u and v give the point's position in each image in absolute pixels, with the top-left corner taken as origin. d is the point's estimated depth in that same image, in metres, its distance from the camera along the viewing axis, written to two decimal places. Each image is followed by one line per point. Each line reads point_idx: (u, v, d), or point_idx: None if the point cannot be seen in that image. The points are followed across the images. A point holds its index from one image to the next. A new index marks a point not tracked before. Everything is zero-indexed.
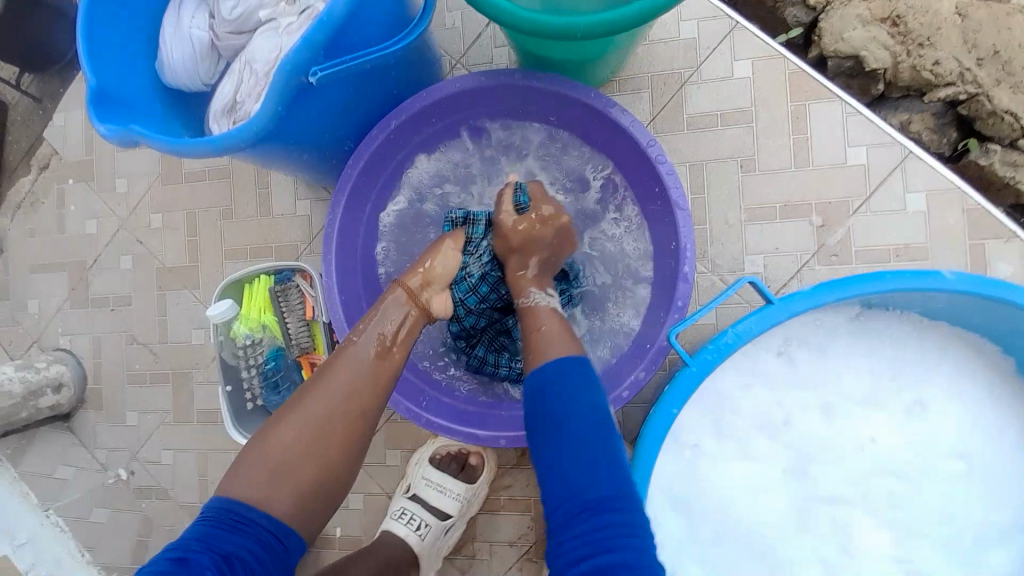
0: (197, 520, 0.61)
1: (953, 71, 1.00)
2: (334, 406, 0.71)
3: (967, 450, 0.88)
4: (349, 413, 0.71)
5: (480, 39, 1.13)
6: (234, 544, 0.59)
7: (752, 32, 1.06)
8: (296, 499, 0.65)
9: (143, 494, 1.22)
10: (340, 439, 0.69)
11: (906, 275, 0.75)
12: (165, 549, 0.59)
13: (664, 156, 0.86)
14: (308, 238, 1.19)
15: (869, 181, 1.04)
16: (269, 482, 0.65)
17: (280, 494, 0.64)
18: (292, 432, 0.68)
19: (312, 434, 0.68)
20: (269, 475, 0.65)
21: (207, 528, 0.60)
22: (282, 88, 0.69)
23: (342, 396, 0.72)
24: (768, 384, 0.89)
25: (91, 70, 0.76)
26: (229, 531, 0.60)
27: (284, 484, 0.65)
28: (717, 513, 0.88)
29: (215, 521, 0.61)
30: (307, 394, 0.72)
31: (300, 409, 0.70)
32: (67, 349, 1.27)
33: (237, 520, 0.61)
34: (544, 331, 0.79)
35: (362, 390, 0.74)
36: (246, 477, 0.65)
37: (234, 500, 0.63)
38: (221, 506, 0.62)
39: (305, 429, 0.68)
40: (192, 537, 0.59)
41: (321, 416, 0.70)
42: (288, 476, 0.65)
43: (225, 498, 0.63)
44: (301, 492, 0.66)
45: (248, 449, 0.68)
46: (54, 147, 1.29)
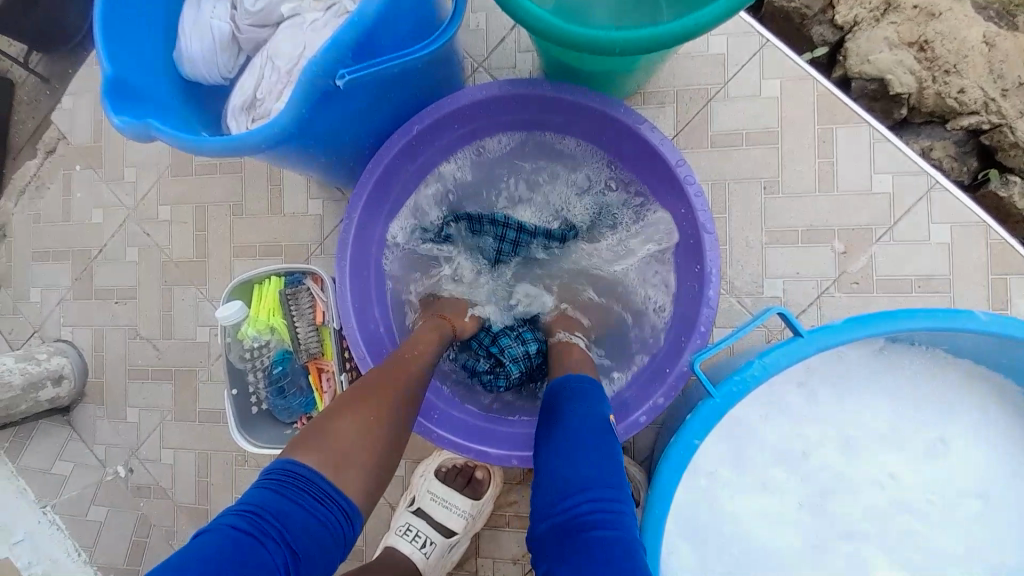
0: (270, 483, 0.61)
1: (977, 100, 1.00)
2: (397, 399, 0.73)
3: (982, 489, 0.87)
4: (408, 409, 0.74)
5: (504, 43, 1.11)
6: (303, 522, 0.59)
7: (782, 50, 1.05)
8: (364, 484, 0.65)
9: (142, 492, 1.20)
10: (397, 423, 0.71)
11: (937, 314, 0.73)
12: (239, 505, 0.59)
13: (693, 176, 0.85)
14: (320, 239, 1.16)
15: (895, 210, 1.02)
16: (341, 463, 0.64)
17: (351, 475, 0.64)
18: (362, 418, 0.68)
19: (381, 424, 0.69)
20: (342, 456, 0.65)
21: (279, 497, 0.59)
22: (308, 89, 0.66)
23: (404, 391, 0.75)
24: (788, 415, 0.88)
25: (108, 59, 0.74)
26: (301, 506, 0.60)
27: (353, 467, 0.65)
28: (729, 542, 0.87)
29: (286, 491, 0.60)
30: (369, 385, 0.73)
31: (368, 397, 0.71)
32: (68, 340, 1.25)
33: (309, 494, 0.61)
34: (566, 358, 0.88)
35: (417, 387, 0.77)
36: (313, 445, 0.64)
37: (309, 469, 0.62)
38: (293, 474, 0.61)
39: (374, 416, 0.69)
40: (265, 502, 0.59)
41: (387, 407, 0.71)
42: (357, 459, 0.65)
43: (300, 466, 0.62)
44: (367, 477, 0.66)
45: (310, 430, 0.67)
46: (61, 134, 1.26)
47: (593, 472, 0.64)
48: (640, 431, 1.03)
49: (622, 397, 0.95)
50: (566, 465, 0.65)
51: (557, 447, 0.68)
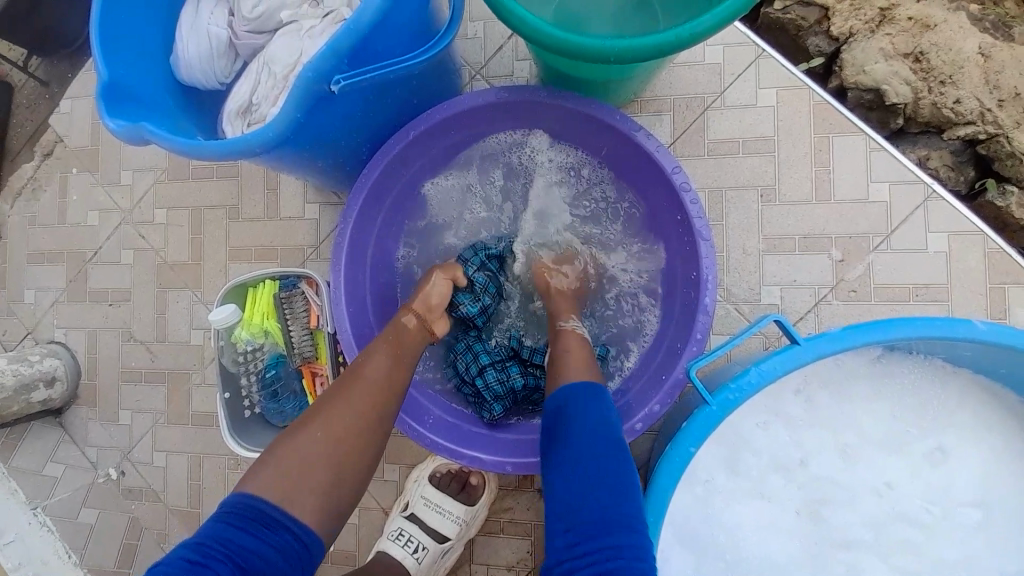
0: (217, 514, 0.61)
1: (973, 111, 1.00)
2: (358, 412, 0.70)
3: (984, 502, 0.86)
4: (372, 421, 0.70)
5: (502, 51, 1.12)
6: (253, 548, 0.59)
7: (778, 60, 1.05)
8: (320, 506, 0.63)
9: (133, 495, 1.18)
10: (362, 444, 0.68)
11: (935, 323, 0.72)
12: (189, 540, 0.59)
13: (689, 184, 0.84)
14: (315, 243, 1.16)
15: (891, 218, 1.02)
16: (296, 490, 0.63)
17: (305, 501, 0.63)
18: (316, 435, 0.66)
19: (336, 438, 0.67)
20: (293, 479, 0.63)
21: (227, 528, 0.59)
22: (302, 94, 0.67)
23: (365, 403, 0.71)
24: (784, 424, 0.87)
25: (104, 63, 0.74)
26: (249, 533, 0.59)
27: (307, 495, 0.63)
28: (725, 554, 0.85)
29: (236, 523, 0.60)
30: (326, 402, 0.70)
31: (324, 413, 0.68)
32: (61, 342, 1.24)
33: (260, 523, 0.60)
34: (569, 353, 0.82)
35: (382, 396, 0.73)
36: (271, 472, 0.63)
37: (256, 498, 0.61)
38: (242, 505, 0.61)
39: (330, 435, 0.67)
40: (214, 534, 0.59)
41: (347, 423, 0.68)
42: (310, 483, 0.63)
43: (247, 496, 0.61)
44: (322, 501, 0.64)
45: (266, 454, 0.66)
46: (60, 137, 1.26)
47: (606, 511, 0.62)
48: (636, 439, 1.02)
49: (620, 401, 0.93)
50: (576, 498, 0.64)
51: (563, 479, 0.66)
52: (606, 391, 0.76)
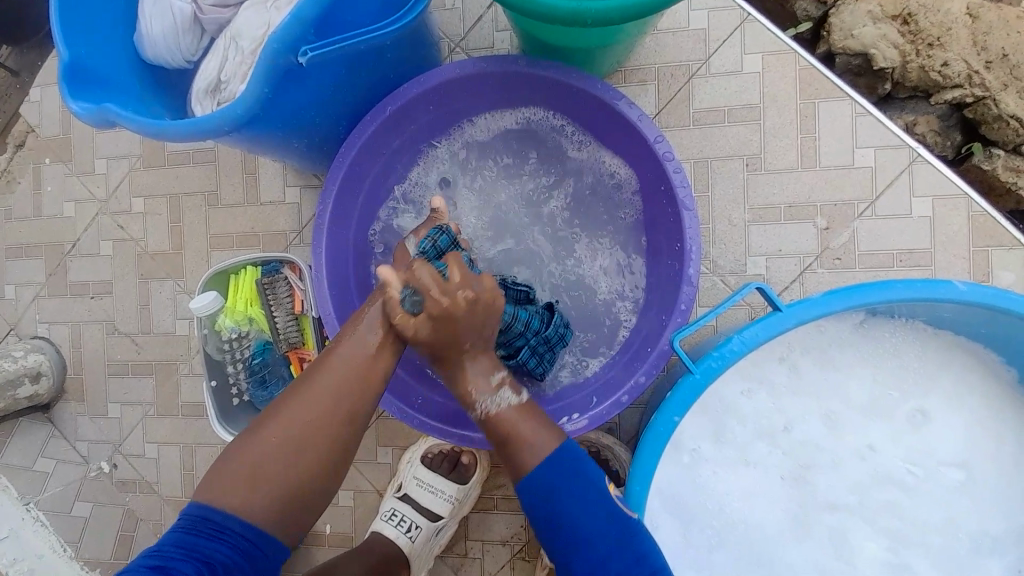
0: (172, 527, 0.63)
1: (961, 73, 0.98)
2: (323, 406, 0.70)
3: (964, 462, 0.87)
4: (337, 416, 0.70)
5: (481, 22, 1.08)
6: (211, 549, 0.61)
7: (763, 23, 1.03)
8: (274, 505, 0.66)
9: (127, 487, 1.18)
10: (321, 444, 0.69)
11: (918, 285, 0.72)
12: (145, 553, 0.61)
13: (672, 153, 0.83)
14: (297, 227, 1.14)
15: (876, 183, 1.02)
16: (251, 490, 0.65)
17: (260, 500, 0.65)
18: (274, 434, 0.68)
19: (293, 437, 0.68)
20: (250, 478, 0.65)
21: (179, 537, 0.62)
22: (269, 68, 0.64)
23: (330, 396, 0.71)
24: (770, 390, 0.88)
25: (64, 43, 0.71)
26: (202, 537, 0.62)
27: (262, 493, 0.65)
28: (713, 520, 0.87)
29: (188, 532, 0.62)
30: (289, 398, 0.71)
31: (283, 411, 0.70)
32: (46, 337, 1.22)
33: (210, 530, 0.63)
34: (518, 442, 0.74)
35: (350, 389, 0.72)
36: (230, 472, 0.66)
37: (207, 510, 0.64)
38: (193, 517, 0.63)
39: (288, 434, 0.68)
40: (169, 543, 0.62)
41: (306, 420, 0.69)
42: (265, 484, 0.65)
43: (198, 507, 0.64)
44: (277, 499, 0.66)
45: (231, 449, 0.69)
46: (30, 127, 1.22)
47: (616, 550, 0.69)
48: (626, 412, 1.03)
49: (606, 373, 0.93)
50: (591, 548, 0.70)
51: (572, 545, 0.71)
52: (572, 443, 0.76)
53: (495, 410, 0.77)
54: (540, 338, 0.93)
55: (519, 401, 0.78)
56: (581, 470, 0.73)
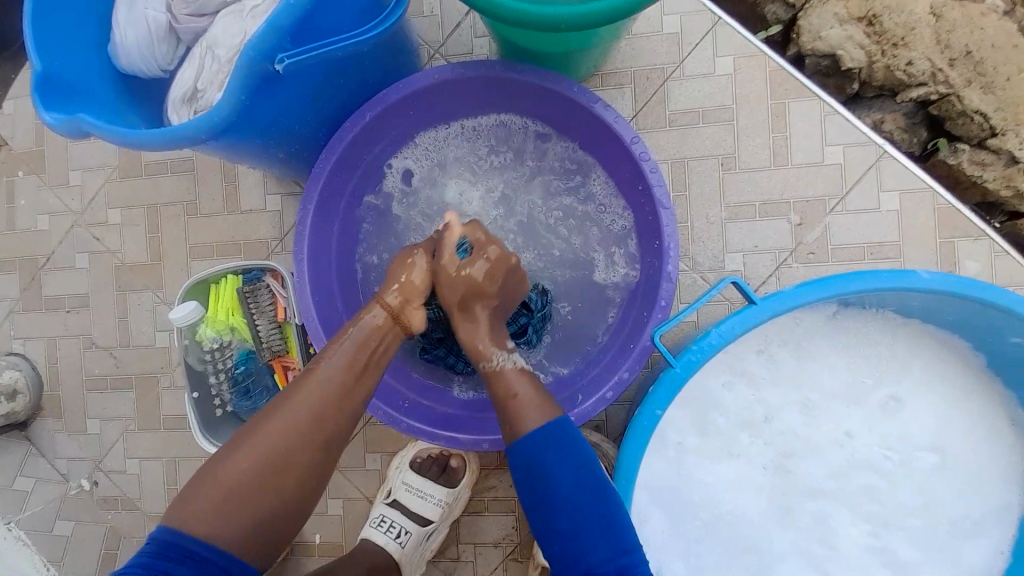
0: (140, 551, 0.62)
1: (924, 72, 1.02)
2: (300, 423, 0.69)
3: (938, 445, 0.90)
4: (313, 438, 0.69)
5: (459, 28, 1.09)
6: (180, 573, 0.61)
7: (734, 27, 1.06)
8: (247, 529, 0.64)
9: (108, 505, 1.16)
10: (297, 466, 0.67)
11: (886, 276, 0.75)
12: (116, 574, 0.60)
13: (649, 153, 0.85)
14: (279, 235, 1.13)
15: (846, 179, 1.05)
16: (223, 515, 0.64)
17: (232, 526, 0.64)
18: (248, 456, 0.66)
19: (268, 460, 0.66)
20: (222, 503, 0.64)
21: (146, 561, 0.61)
22: (246, 76, 0.64)
23: (311, 413, 0.69)
24: (750, 383, 0.90)
25: (37, 54, 0.70)
26: (171, 561, 0.61)
27: (235, 519, 0.64)
28: (699, 512, 0.88)
29: (157, 556, 0.61)
30: (264, 419, 0.69)
31: (256, 433, 0.68)
32: (21, 354, 1.19)
33: (179, 553, 0.62)
34: (520, 402, 0.75)
35: (332, 406, 0.71)
36: (201, 497, 0.64)
37: (178, 534, 0.62)
38: (162, 541, 0.62)
39: (262, 456, 0.66)
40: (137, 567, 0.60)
41: (281, 442, 0.67)
42: (238, 509, 0.64)
43: (169, 530, 0.63)
44: (250, 524, 0.65)
45: (204, 471, 0.67)
46: (1, 140, 1.20)
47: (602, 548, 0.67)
48: (612, 409, 1.04)
49: (591, 370, 0.94)
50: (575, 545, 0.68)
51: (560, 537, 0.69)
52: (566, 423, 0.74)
53: (503, 367, 0.79)
54: (538, 318, 0.99)
55: (524, 366, 0.81)
56: (576, 445, 0.72)
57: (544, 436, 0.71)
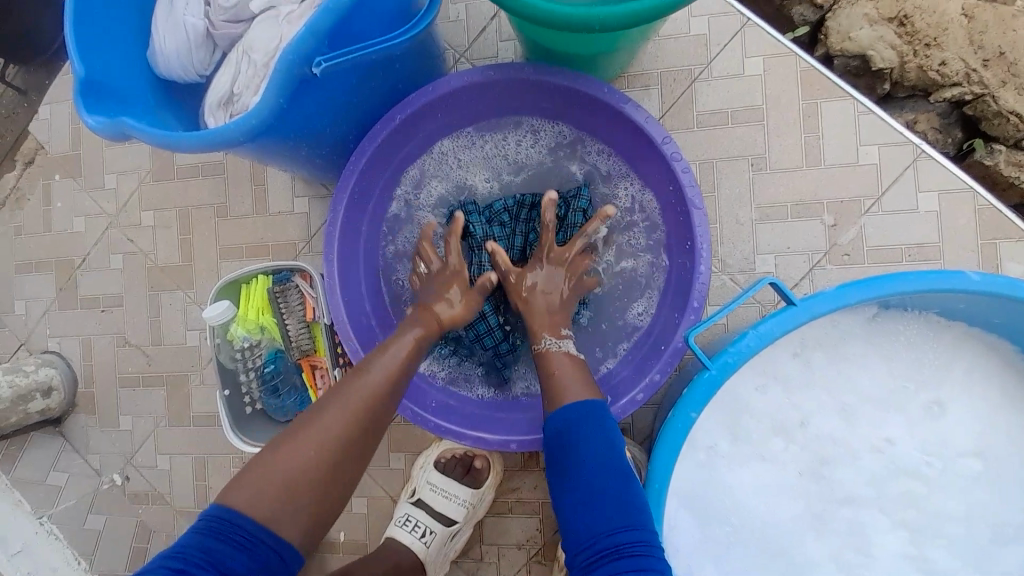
0: (197, 528, 0.61)
1: (958, 72, 1.00)
2: (346, 426, 0.68)
3: (982, 453, 0.87)
4: (368, 432, 0.70)
5: (485, 32, 1.10)
6: (236, 560, 0.59)
7: (763, 28, 1.04)
8: (303, 521, 0.64)
9: (139, 499, 1.18)
10: (352, 458, 0.68)
11: (930, 278, 0.73)
12: (169, 552, 0.58)
13: (680, 153, 0.84)
14: (307, 237, 1.15)
15: (882, 179, 1.02)
16: (282, 508, 0.63)
17: (289, 519, 0.63)
18: (307, 448, 0.66)
19: (326, 453, 0.66)
20: (281, 493, 0.63)
21: (207, 540, 0.59)
22: (286, 79, 0.66)
23: (356, 417, 0.69)
24: (784, 387, 0.88)
25: (78, 59, 0.72)
26: (230, 544, 0.60)
27: (292, 511, 0.63)
28: (731, 518, 0.86)
29: (216, 534, 0.60)
30: (320, 409, 0.70)
31: (314, 424, 0.68)
32: (57, 351, 1.23)
33: (236, 535, 0.60)
34: (560, 377, 0.80)
35: (383, 404, 0.73)
36: (256, 486, 0.63)
37: (236, 514, 0.61)
38: (220, 518, 0.61)
39: (320, 448, 0.66)
40: (195, 546, 0.59)
41: (339, 434, 0.68)
42: (297, 499, 0.64)
43: (227, 509, 0.62)
44: (307, 516, 0.64)
45: (256, 459, 0.66)
46: (41, 144, 1.24)
47: (612, 525, 0.64)
48: (638, 412, 1.03)
49: (621, 373, 0.94)
50: (585, 514, 0.67)
51: (575, 505, 0.68)
52: (605, 408, 0.75)
53: (550, 350, 0.84)
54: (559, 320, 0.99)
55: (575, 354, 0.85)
56: (603, 424, 0.73)
57: (583, 407, 0.74)
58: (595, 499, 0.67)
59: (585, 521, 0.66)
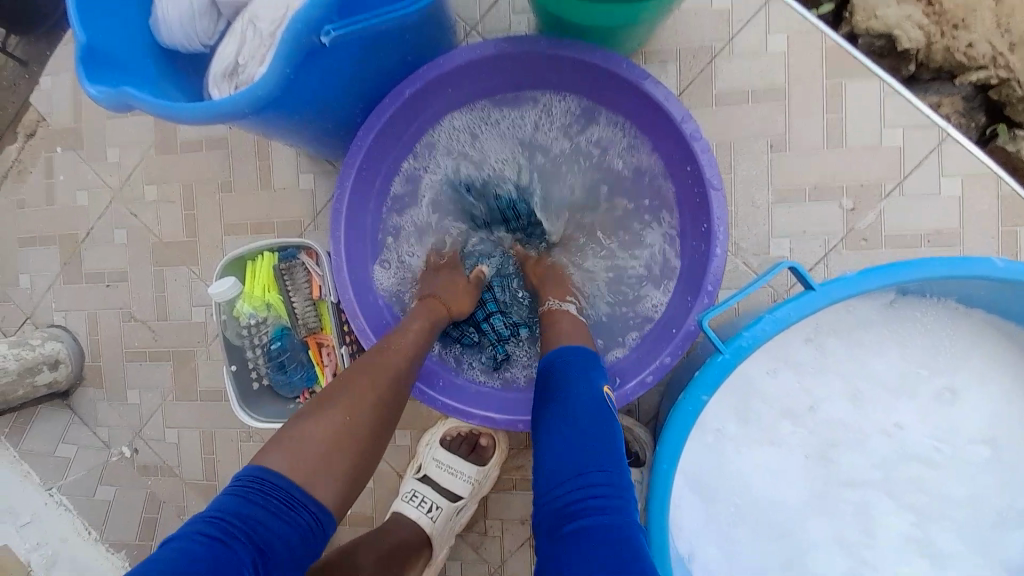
0: (236, 489, 0.60)
1: (986, 55, 0.96)
2: (378, 392, 0.71)
3: (995, 441, 0.86)
4: (396, 399, 0.73)
5: (497, 4, 1.06)
6: (276, 528, 0.59)
7: (789, 2, 1.00)
8: (339, 485, 0.65)
9: (149, 471, 1.19)
10: (382, 424, 0.71)
11: (953, 264, 0.71)
12: (210, 510, 0.59)
13: (699, 133, 0.81)
14: (313, 214, 1.13)
15: (904, 163, 1.00)
16: (321, 471, 0.64)
17: (327, 483, 0.64)
18: (342, 414, 0.67)
19: (360, 420, 0.68)
20: (321, 457, 0.64)
21: (247, 504, 0.59)
22: (295, 48, 0.63)
23: (386, 385, 0.72)
24: (796, 373, 0.87)
25: (79, 26, 0.69)
26: (270, 511, 0.59)
27: (330, 476, 0.64)
28: (737, 497, 0.86)
29: (255, 498, 0.60)
30: (351, 378, 0.71)
31: (347, 392, 0.69)
32: (62, 326, 1.22)
33: (277, 501, 0.60)
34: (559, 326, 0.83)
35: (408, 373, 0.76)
36: (291, 451, 0.63)
37: (276, 475, 0.61)
38: (260, 480, 0.61)
39: (354, 414, 0.68)
40: (235, 509, 0.59)
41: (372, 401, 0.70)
42: (335, 463, 0.65)
43: (267, 472, 0.61)
44: (342, 479, 0.65)
45: (288, 426, 0.67)
46: (41, 115, 1.21)
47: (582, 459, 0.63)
48: (645, 396, 1.02)
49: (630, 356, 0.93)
50: (557, 450, 0.65)
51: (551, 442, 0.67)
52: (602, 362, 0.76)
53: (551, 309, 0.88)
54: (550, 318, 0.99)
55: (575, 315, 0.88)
56: (590, 369, 0.73)
57: (579, 351, 0.76)
58: (574, 436, 0.65)
59: (556, 460, 0.64)
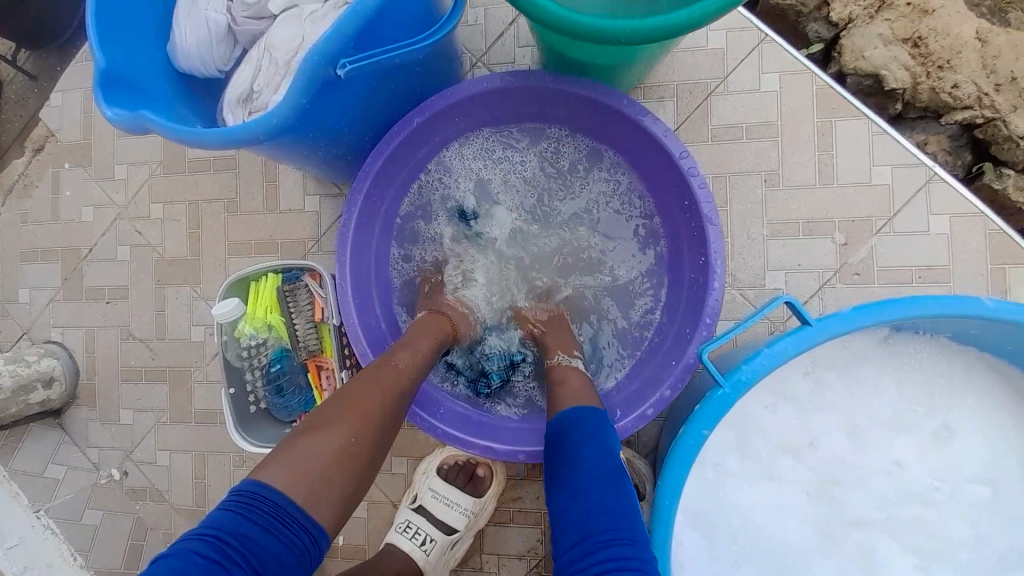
0: (231, 505, 0.59)
1: (970, 95, 1.00)
2: (380, 407, 0.71)
3: (992, 478, 0.87)
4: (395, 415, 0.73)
5: (503, 39, 1.10)
6: (271, 547, 0.58)
7: (781, 45, 1.05)
8: (338, 503, 0.64)
9: (137, 495, 1.17)
10: (382, 440, 0.70)
11: (944, 301, 0.73)
12: (205, 527, 0.58)
13: (696, 168, 0.84)
14: (317, 236, 1.15)
15: (894, 201, 1.03)
16: (322, 487, 0.63)
17: (326, 500, 0.63)
18: (344, 428, 0.67)
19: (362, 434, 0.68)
20: (322, 472, 0.63)
21: (242, 522, 0.58)
22: (311, 80, 0.65)
23: (386, 400, 0.72)
24: (794, 406, 0.88)
25: (99, 49, 0.72)
26: (267, 530, 0.59)
27: (330, 493, 0.63)
28: (736, 537, 0.86)
29: (251, 515, 0.59)
30: (352, 393, 0.71)
31: (348, 407, 0.69)
32: (59, 342, 1.22)
33: (274, 518, 0.59)
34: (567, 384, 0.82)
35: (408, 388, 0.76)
36: (292, 466, 0.62)
37: (273, 492, 0.60)
38: (257, 497, 0.60)
39: (356, 429, 0.68)
40: (230, 527, 0.58)
41: (373, 418, 0.70)
42: (337, 479, 0.64)
43: (265, 488, 0.60)
44: (341, 496, 0.64)
45: (286, 441, 0.66)
46: (50, 133, 1.23)
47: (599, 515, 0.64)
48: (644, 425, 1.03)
49: (629, 387, 0.94)
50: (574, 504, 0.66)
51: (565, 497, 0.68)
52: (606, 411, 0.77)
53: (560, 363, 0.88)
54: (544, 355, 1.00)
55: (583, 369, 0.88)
56: (597, 416, 0.75)
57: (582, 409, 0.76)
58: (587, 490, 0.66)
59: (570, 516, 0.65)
